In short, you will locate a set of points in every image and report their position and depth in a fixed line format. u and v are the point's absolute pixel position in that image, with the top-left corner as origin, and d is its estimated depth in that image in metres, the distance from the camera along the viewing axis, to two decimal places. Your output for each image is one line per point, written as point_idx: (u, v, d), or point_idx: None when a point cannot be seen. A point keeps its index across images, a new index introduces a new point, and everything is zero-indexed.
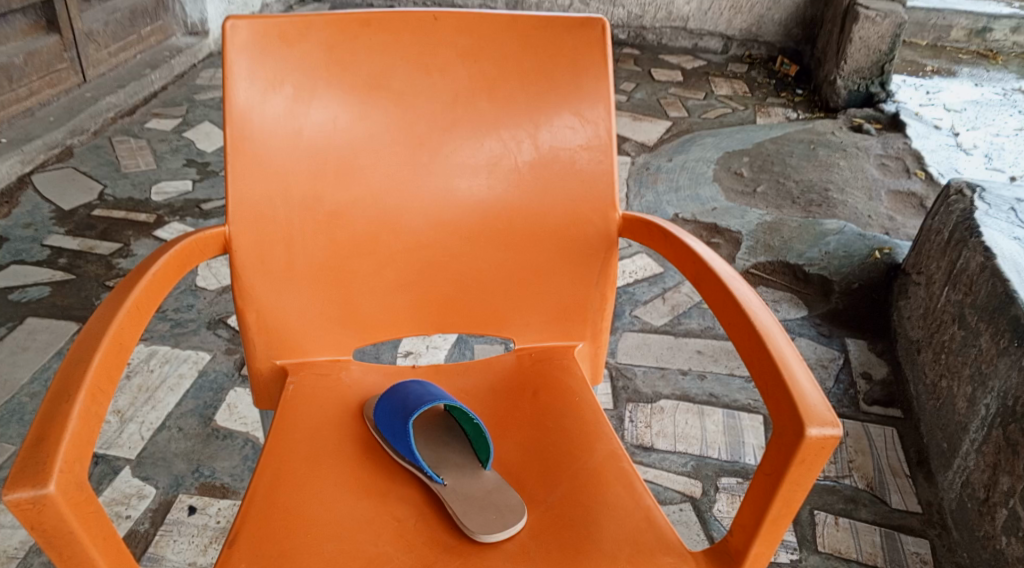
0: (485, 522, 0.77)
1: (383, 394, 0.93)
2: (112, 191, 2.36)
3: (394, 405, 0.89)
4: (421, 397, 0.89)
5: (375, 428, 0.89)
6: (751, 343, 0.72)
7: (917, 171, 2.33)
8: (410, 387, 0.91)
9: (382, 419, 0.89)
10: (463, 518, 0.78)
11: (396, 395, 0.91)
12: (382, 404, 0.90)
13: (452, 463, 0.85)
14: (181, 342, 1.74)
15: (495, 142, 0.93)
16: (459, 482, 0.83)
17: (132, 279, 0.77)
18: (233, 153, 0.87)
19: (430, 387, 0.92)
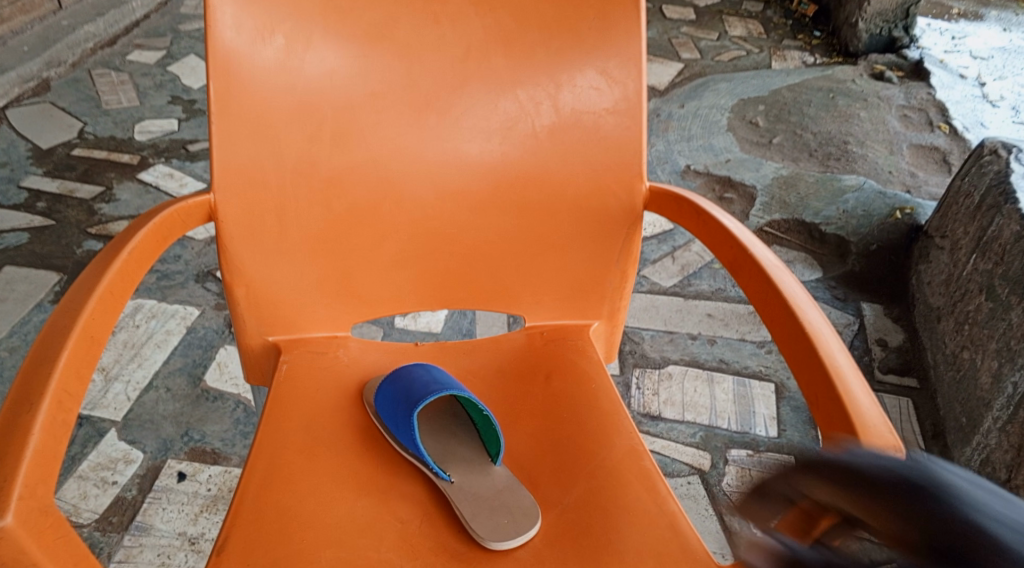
0: (495, 526, 0.71)
1: (384, 378, 0.85)
2: (92, 129, 2.23)
3: (396, 392, 0.82)
4: (426, 384, 0.82)
5: (375, 415, 0.83)
6: (800, 348, 0.65)
7: (941, 124, 2.22)
8: (414, 372, 0.84)
9: (383, 407, 0.82)
10: (472, 522, 0.72)
11: (399, 380, 0.83)
12: (383, 389, 0.83)
13: (459, 458, 0.79)
14: (168, 296, 1.66)
15: (510, 103, 0.83)
16: (468, 480, 0.76)
17: (105, 260, 0.69)
18: (217, 113, 0.77)
19: (437, 372, 0.85)
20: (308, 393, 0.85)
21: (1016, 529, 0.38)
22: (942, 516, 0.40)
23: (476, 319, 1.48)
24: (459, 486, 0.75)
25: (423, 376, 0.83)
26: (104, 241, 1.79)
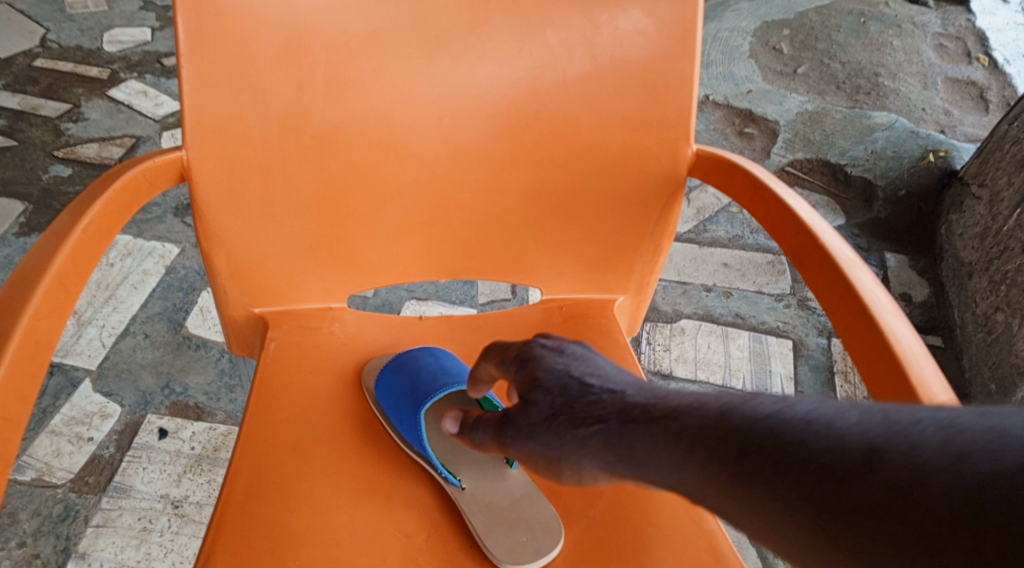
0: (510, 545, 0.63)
1: (387, 363, 0.76)
2: (56, 37, 2.03)
3: (403, 382, 0.73)
4: (439, 377, 0.73)
5: (376, 405, 0.73)
6: (883, 365, 0.55)
7: (980, 56, 2.06)
8: (424, 361, 0.75)
9: (387, 398, 0.73)
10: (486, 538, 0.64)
11: (407, 368, 0.74)
12: (386, 377, 0.74)
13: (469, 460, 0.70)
14: (145, 231, 1.53)
15: (537, 47, 0.70)
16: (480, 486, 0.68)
17: (55, 238, 0.58)
18: (188, 55, 0.63)
19: (449, 363, 0.76)
20: (299, 377, 0.75)
21: (561, 367, 0.52)
22: (522, 367, 0.54)
23: (479, 287, 1.40)
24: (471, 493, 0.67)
25: (434, 367, 0.75)
26: (73, 166, 1.64)
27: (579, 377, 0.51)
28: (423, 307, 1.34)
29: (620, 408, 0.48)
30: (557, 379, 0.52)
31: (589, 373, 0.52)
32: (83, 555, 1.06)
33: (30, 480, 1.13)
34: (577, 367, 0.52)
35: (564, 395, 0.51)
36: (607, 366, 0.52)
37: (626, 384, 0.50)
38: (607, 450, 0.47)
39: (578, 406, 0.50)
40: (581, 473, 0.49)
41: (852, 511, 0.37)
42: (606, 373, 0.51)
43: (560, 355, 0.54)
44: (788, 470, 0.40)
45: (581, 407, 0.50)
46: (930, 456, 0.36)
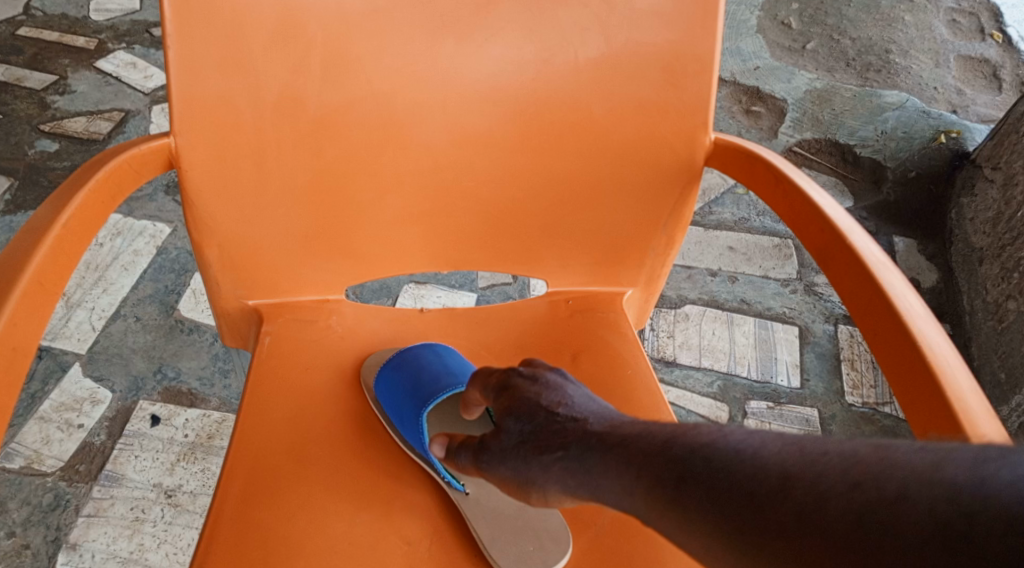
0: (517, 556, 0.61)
1: (386, 361, 0.73)
2: (40, 5, 1.96)
3: (404, 382, 0.70)
4: (442, 376, 0.70)
5: (375, 405, 0.70)
6: (915, 376, 0.52)
7: (994, 32, 2.00)
8: (426, 360, 0.72)
9: (388, 398, 0.69)
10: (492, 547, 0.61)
11: (407, 367, 0.71)
12: (386, 376, 0.71)
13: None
14: (135, 209, 1.49)
15: (548, 29, 0.66)
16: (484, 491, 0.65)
17: (34, 235, 0.54)
18: (174, 35, 0.59)
19: (452, 361, 0.73)
20: (296, 375, 0.71)
21: (529, 395, 0.52)
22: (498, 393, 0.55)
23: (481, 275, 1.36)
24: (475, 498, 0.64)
25: (437, 366, 0.72)
26: (60, 141, 1.59)
27: (547, 404, 0.51)
28: (422, 291, 1.31)
29: (579, 432, 0.48)
30: (527, 405, 0.51)
31: (559, 400, 0.51)
32: (75, 546, 1.03)
33: (19, 468, 1.10)
34: (547, 395, 0.52)
35: (530, 422, 0.50)
36: (579, 394, 0.52)
37: (592, 412, 0.49)
38: (566, 475, 0.47)
39: (541, 433, 0.49)
40: (547, 497, 0.48)
41: (762, 539, 0.36)
42: (578, 400, 0.51)
43: (531, 382, 0.53)
44: (706, 499, 0.39)
45: (544, 433, 0.49)
46: (829, 488, 0.35)
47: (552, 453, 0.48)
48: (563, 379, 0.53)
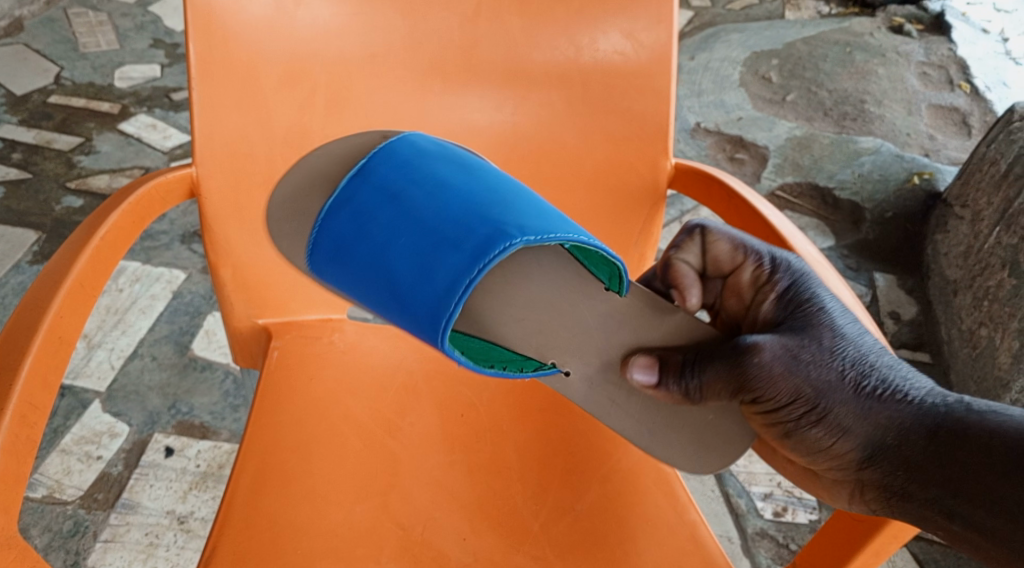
0: (708, 449, 0.68)
1: (311, 254, 0.66)
2: (69, 74, 2.10)
3: (371, 297, 0.64)
4: (411, 298, 0.62)
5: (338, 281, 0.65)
6: None
7: (962, 83, 2.12)
8: (366, 252, 0.63)
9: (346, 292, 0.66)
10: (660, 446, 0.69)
11: (357, 255, 0.63)
12: (328, 276, 0.65)
13: (564, 346, 0.72)
14: (153, 258, 1.58)
15: (525, 70, 0.75)
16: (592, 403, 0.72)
17: (75, 246, 0.62)
18: (198, 78, 0.68)
19: (405, 235, 0.63)
20: (303, 380, 0.78)
21: (808, 330, 0.59)
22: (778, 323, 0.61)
23: None
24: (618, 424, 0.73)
25: (390, 275, 0.63)
26: (85, 197, 1.70)
27: (807, 332, 0.58)
28: None
29: (853, 387, 0.55)
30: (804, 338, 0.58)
31: (833, 341, 0.58)
32: None
33: (41, 497, 1.16)
34: (822, 333, 0.58)
35: (803, 358, 0.57)
36: (851, 335, 0.58)
37: (861, 359, 0.57)
38: (824, 420, 0.55)
39: (815, 377, 0.56)
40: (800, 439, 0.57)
41: None
42: (843, 328, 0.59)
43: (796, 314, 0.61)
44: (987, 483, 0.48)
45: (794, 370, 0.56)
46: None
47: (817, 400, 0.56)
48: (823, 300, 0.61)
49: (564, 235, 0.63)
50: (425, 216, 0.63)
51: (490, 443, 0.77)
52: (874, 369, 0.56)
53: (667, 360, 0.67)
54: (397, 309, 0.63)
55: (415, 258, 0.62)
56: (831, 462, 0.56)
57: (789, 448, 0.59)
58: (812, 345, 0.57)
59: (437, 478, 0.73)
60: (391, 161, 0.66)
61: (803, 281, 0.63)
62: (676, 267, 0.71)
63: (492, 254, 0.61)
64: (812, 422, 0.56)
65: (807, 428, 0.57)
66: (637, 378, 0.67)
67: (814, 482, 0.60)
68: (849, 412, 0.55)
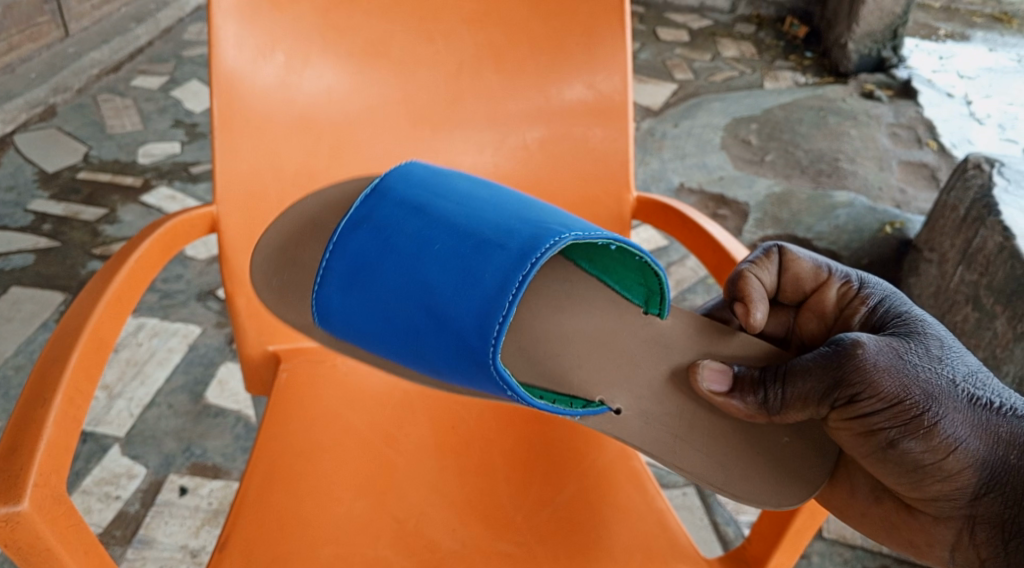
0: (792, 477, 0.69)
1: (323, 278, 0.71)
2: (97, 152, 2.27)
3: (411, 329, 0.68)
4: (465, 313, 0.67)
5: (371, 301, 0.69)
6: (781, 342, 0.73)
7: (929, 142, 2.27)
8: (393, 263, 0.69)
9: (363, 320, 0.69)
10: (737, 487, 0.69)
11: (393, 269, 0.69)
12: (340, 308, 0.70)
13: (610, 379, 0.76)
14: (171, 314, 1.68)
15: (502, 118, 0.88)
16: (649, 439, 0.72)
17: (112, 267, 0.71)
18: (220, 129, 0.80)
19: (439, 243, 0.70)
20: (309, 396, 0.87)
21: (920, 342, 0.63)
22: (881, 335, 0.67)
23: None
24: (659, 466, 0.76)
25: (431, 288, 0.68)
26: None
27: (910, 342, 0.63)
28: None
29: (968, 401, 0.59)
30: (915, 347, 0.63)
31: (942, 355, 0.62)
32: None
33: None
34: (932, 347, 0.63)
35: (915, 364, 0.61)
36: (957, 353, 0.63)
37: (971, 377, 0.61)
38: (935, 429, 0.58)
39: (930, 385, 0.60)
40: (905, 451, 0.59)
41: None
42: (954, 349, 0.63)
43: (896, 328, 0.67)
44: None
45: (901, 369, 0.60)
46: None
47: (930, 406, 0.59)
48: (922, 321, 0.67)
49: (602, 234, 0.71)
50: (468, 241, 0.70)
51: (477, 449, 0.85)
52: (986, 390, 0.60)
53: (739, 377, 0.71)
54: (447, 335, 0.67)
55: (460, 275, 0.68)
56: (940, 481, 0.58)
57: (886, 466, 0.61)
58: (916, 354, 0.62)
59: (430, 480, 0.80)
60: (404, 181, 0.75)
61: (890, 304, 0.70)
62: (748, 279, 0.74)
63: (541, 250, 0.68)
64: (919, 428, 0.58)
65: (916, 436, 0.58)
66: (705, 384, 0.72)
67: (910, 517, 0.62)
68: (958, 418, 0.58)
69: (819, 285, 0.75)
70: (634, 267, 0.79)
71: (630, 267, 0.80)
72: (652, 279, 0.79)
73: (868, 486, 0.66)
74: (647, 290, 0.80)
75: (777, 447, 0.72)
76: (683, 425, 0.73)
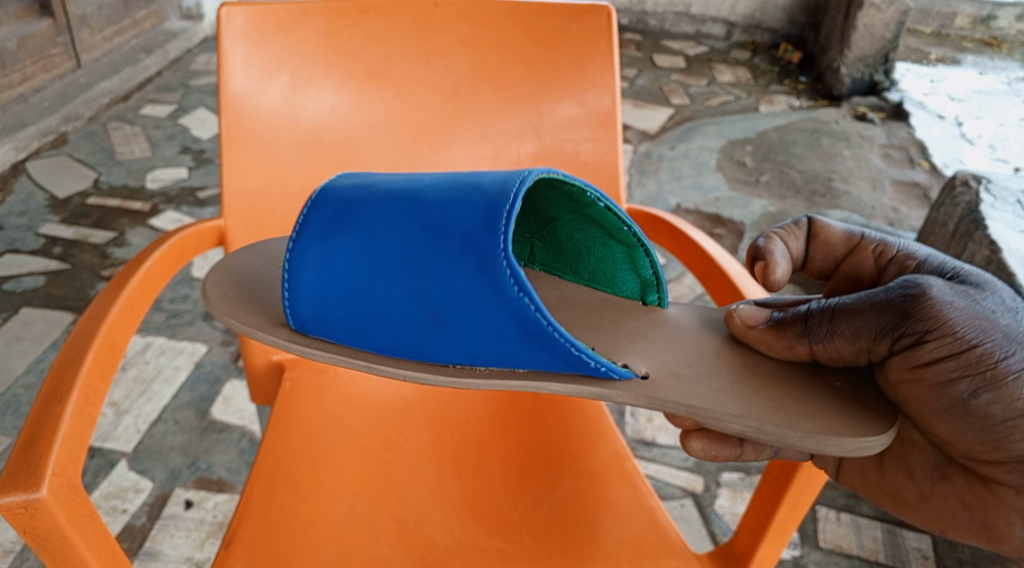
0: (856, 415, 0.62)
1: (302, 233, 0.67)
2: (106, 178, 2.32)
3: (403, 270, 0.65)
4: (470, 230, 0.63)
5: (361, 237, 0.66)
6: None
7: (921, 162, 2.31)
8: (378, 207, 0.67)
9: (350, 269, 0.66)
10: (807, 423, 0.61)
11: (376, 209, 0.66)
12: (316, 261, 0.66)
13: (629, 350, 0.72)
14: (177, 333, 1.72)
15: (496, 135, 0.92)
16: (690, 395, 0.64)
17: (124, 274, 0.74)
18: (228, 146, 0.86)
19: (423, 183, 0.68)
20: (312, 403, 0.90)
21: (990, 291, 0.61)
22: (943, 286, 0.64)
23: None
24: (702, 455, 0.71)
25: (422, 214, 0.65)
26: None
27: (981, 290, 0.61)
28: None
29: None
30: (985, 293, 0.60)
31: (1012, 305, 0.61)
32: None
33: None
34: (1001, 297, 0.61)
35: (990, 313, 0.59)
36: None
37: None
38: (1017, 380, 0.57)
39: (1009, 334, 0.58)
40: (988, 402, 0.58)
41: None
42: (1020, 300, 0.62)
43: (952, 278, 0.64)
44: None
45: (980, 318, 0.58)
46: None
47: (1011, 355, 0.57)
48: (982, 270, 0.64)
49: (588, 185, 0.69)
50: (457, 175, 0.68)
51: (475, 453, 0.87)
52: None
53: (780, 321, 0.67)
54: (450, 261, 0.63)
55: (454, 195, 0.65)
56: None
57: (966, 423, 0.59)
58: (992, 301, 0.60)
59: (429, 483, 0.83)
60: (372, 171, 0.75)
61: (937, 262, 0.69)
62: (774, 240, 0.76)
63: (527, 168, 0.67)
64: (1004, 379, 0.57)
65: (999, 388, 0.57)
66: (740, 319, 0.70)
67: (987, 492, 0.62)
68: None
69: (852, 249, 0.76)
70: (623, 261, 0.79)
71: (618, 264, 0.79)
72: (644, 268, 0.78)
73: (931, 462, 0.66)
74: (640, 281, 0.80)
75: (829, 391, 0.65)
76: (723, 383, 0.66)
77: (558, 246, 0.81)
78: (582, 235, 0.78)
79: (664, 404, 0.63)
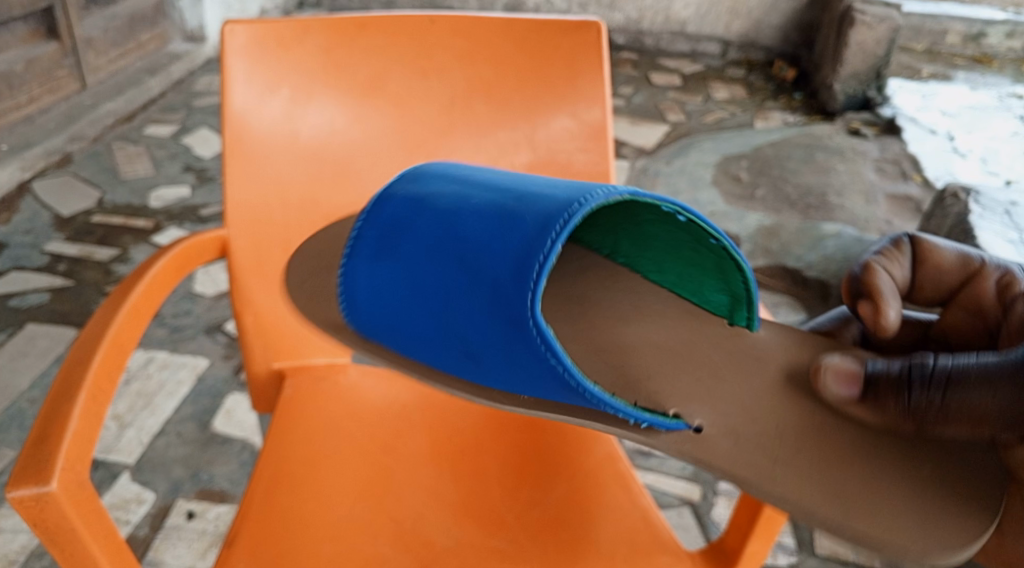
0: (932, 513, 0.59)
1: (352, 252, 0.72)
2: (110, 197, 2.35)
3: (448, 294, 0.66)
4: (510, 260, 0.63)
5: (410, 257, 0.69)
6: None
7: (914, 175, 2.35)
8: (426, 225, 0.69)
9: (398, 289, 0.69)
10: (863, 518, 0.58)
11: (421, 229, 0.69)
12: (364, 278, 0.70)
13: (689, 393, 0.74)
14: (179, 347, 1.74)
15: (491, 146, 0.95)
16: (740, 460, 0.65)
17: (127, 285, 0.76)
18: (229, 159, 0.89)
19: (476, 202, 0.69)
20: (314, 408, 0.92)
21: None
22: None
23: None
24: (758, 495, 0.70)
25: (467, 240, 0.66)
26: None
27: None
28: None
29: None
30: None
31: None
32: None
33: None
34: None
35: None
36: None
37: None
38: None
39: None
40: None
41: None
42: None
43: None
44: None
45: None
46: None
47: None
48: None
49: (665, 198, 0.67)
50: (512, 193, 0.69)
51: (474, 456, 0.88)
52: None
53: (875, 391, 0.65)
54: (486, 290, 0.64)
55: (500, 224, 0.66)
56: None
57: None
58: None
59: (427, 486, 0.84)
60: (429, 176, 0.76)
61: None
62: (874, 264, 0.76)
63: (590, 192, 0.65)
64: None
65: None
66: (832, 389, 0.68)
67: None
68: None
69: (972, 274, 0.75)
70: (715, 273, 0.79)
71: (710, 274, 0.80)
72: (737, 285, 0.79)
73: None
74: (731, 297, 0.81)
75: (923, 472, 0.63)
76: (787, 448, 0.66)
77: (643, 243, 0.84)
78: (672, 239, 0.79)
79: (708, 466, 0.65)
